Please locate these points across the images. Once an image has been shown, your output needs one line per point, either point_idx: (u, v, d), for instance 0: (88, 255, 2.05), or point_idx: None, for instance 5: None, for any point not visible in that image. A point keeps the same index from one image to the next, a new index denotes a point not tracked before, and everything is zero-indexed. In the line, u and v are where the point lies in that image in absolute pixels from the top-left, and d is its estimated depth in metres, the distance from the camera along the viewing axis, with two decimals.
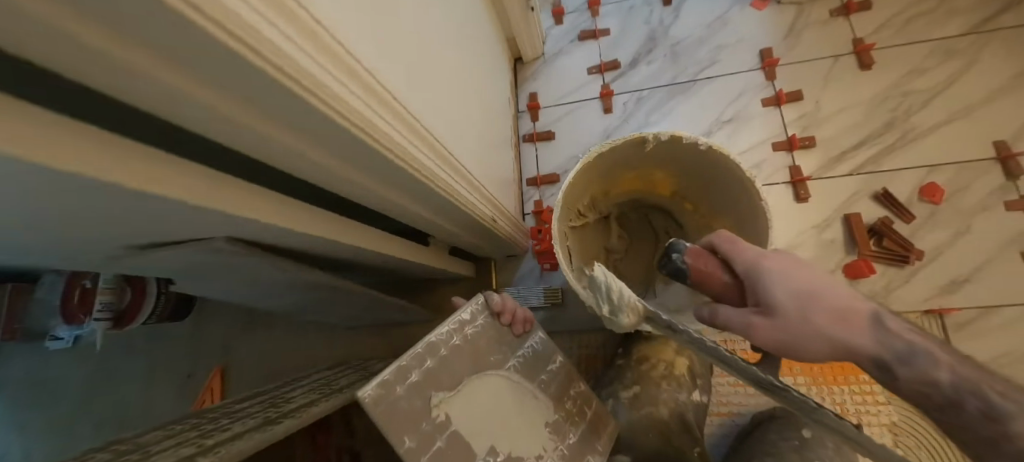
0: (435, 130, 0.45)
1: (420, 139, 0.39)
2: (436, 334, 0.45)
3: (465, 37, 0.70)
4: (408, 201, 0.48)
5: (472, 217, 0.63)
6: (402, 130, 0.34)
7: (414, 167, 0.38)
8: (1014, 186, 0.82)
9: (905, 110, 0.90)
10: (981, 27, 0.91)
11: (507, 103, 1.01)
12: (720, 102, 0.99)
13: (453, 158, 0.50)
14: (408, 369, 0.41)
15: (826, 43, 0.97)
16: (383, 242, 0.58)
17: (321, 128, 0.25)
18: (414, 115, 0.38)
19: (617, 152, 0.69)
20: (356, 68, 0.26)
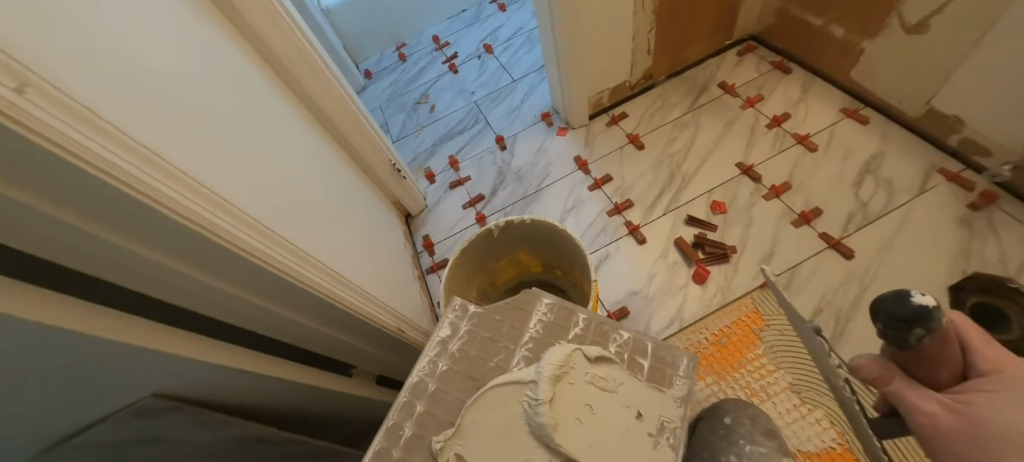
0: (317, 260, 0.67)
1: (297, 259, 0.61)
2: (418, 372, 0.48)
3: (343, 204, 0.95)
4: (288, 310, 0.62)
5: (370, 324, 0.79)
6: (276, 250, 0.56)
7: (295, 276, 0.59)
8: (761, 185, 1.16)
9: (676, 163, 1.27)
10: (693, 106, 1.38)
11: (404, 245, 1.28)
12: (561, 198, 1.31)
13: (336, 278, 0.71)
14: (397, 427, 0.45)
15: (611, 141, 1.38)
16: (303, 373, 0.70)
17: (216, 258, 0.47)
18: (291, 245, 0.61)
19: (474, 246, 0.91)
20: (238, 214, 0.51)
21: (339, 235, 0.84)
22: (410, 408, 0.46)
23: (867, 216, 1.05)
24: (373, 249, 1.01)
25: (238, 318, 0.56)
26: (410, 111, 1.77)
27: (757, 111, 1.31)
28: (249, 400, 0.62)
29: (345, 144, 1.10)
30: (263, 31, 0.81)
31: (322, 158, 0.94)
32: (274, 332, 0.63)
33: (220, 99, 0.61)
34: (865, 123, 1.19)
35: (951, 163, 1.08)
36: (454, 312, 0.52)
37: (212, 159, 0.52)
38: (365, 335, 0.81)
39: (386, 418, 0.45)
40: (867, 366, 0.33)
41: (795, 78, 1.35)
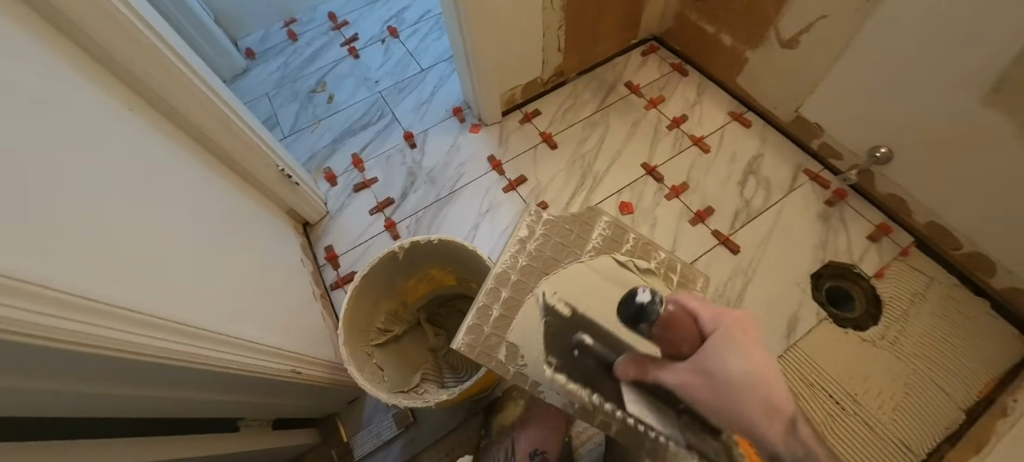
0: (193, 321, 0.54)
1: (169, 332, 0.48)
2: (503, 262, 0.60)
3: (224, 227, 0.80)
4: (156, 390, 0.50)
5: (264, 377, 0.68)
6: (141, 328, 0.44)
7: (166, 353, 0.47)
8: (663, 185, 1.22)
9: (587, 163, 1.28)
10: (602, 105, 1.40)
11: (302, 260, 1.12)
12: (476, 201, 1.25)
13: (220, 336, 0.58)
14: (487, 307, 0.58)
15: (525, 140, 1.34)
16: (161, 445, 0.56)
17: (53, 361, 0.34)
18: (159, 315, 0.48)
19: (378, 269, 0.81)
20: (91, 304, 0.38)
21: (218, 271, 0.70)
22: (497, 293, 0.58)
23: (750, 213, 1.16)
24: (264, 275, 0.87)
25: (73, 409, 0.42)
26: (305, 100, 1.54)
27: (659, 111, 1.37)
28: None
29: (218, 151, 0.90)
30: (91, 27, 0.59)
31: (190, 176, 0.76)
32: (121, 412, 0.49)
33: (54, 130, 0.44)
34: (748, 126, 1.32)
35: (813, 164, 1.23)
36: (531, 214, 0.63)
37: (63, 226, 0.40)
38: (253, 388, 0.69)
39: (476, 301, 0.58)
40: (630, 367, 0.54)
41: (691, 80, 1.44)
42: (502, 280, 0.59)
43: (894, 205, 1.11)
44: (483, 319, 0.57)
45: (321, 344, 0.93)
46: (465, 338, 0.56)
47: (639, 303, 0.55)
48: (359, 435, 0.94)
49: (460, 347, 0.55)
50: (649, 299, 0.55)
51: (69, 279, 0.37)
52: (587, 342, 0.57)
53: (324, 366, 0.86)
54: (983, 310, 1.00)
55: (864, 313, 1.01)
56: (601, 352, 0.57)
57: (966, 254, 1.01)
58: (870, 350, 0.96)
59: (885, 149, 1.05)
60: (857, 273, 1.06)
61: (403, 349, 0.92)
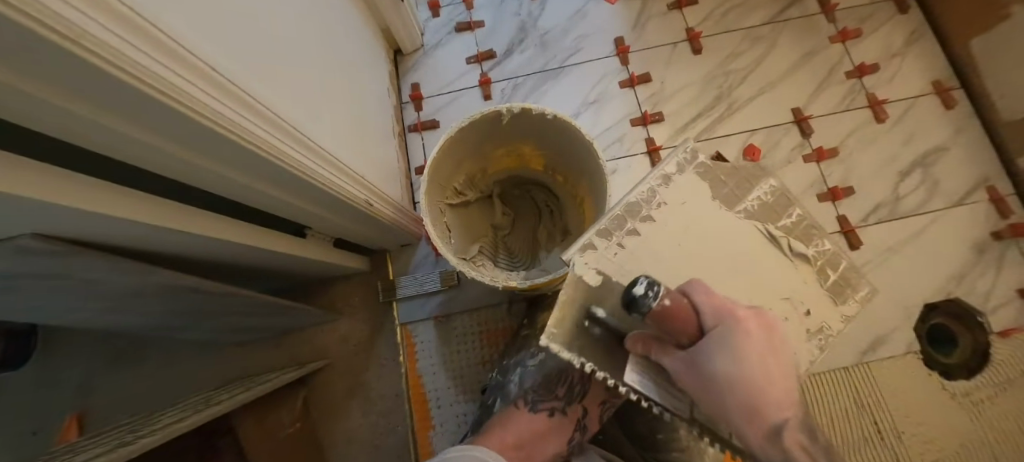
0: (285, 118, 0.49)
1: (265, 122, 0.43)
2: (638, 193, 0.52)
3: (320, 19, 0.69)
4: (242, 179, 0.47)
5: (339, 198, 0.66)
6: (241, 109, 0.38)
7: (263, 145, 0.43)
8: (807, 143, 1.01)
9: (728, 85, 1.05)
10: (778, 17, 1.09)
11: (387, 90, 1.03)
12: (585, 87, 1.07)
13: (306, 142, 0.54)
14: (609, 230, 0.51)
15: (666, 32, 1.09)
16: (238, 228, 0.56)
17: (154, 115, 0.29)
18: (257, 100, 0.42)
19: (476, 125, 0.71)
20: (195, 61, 0.31)
21: (310, 70, 0.62)
22: (622, 222, 0.51)
23: (894, 212, 0.96)
24: (349, 92, 0.79)
25: (171, 170, 0.40)
26: None
27: (846, 49, 1.06)
28: (165, 248, 0.48)
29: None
30: None
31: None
32: (210, 187, 0.47)
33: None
34: (950, 107, 1.02)
35: (1004, 182, 0.98)
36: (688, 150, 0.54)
37: None
38: (326, 205, 0.68)
39: (600, 221, 0.51)
40: (637, 344, 0.46)
41: (909, 21, 1.08)
42: (626, 210, 0.52)
43: None
44: (599, 244, 0.50)
45: (391, 182, 0.90)
46: (578, 255, 0.49)
47: (630, 295, 0.39)
48: (405, 278, 0.98)
49: (569, 262, 0.49)
50: (645, 293, 0.38)
51: (172, 20, 0.29)
52: (602, 315, 0.48)
53: (391, 204, 0.85)
54: None
55: (961, 363, 0.90)
56: (612, 323, 0.48)
57: None
58: (945, 399, 0.87)
59: None
60: (978, 321, 0.91)
61: (470, 216, 0.88)
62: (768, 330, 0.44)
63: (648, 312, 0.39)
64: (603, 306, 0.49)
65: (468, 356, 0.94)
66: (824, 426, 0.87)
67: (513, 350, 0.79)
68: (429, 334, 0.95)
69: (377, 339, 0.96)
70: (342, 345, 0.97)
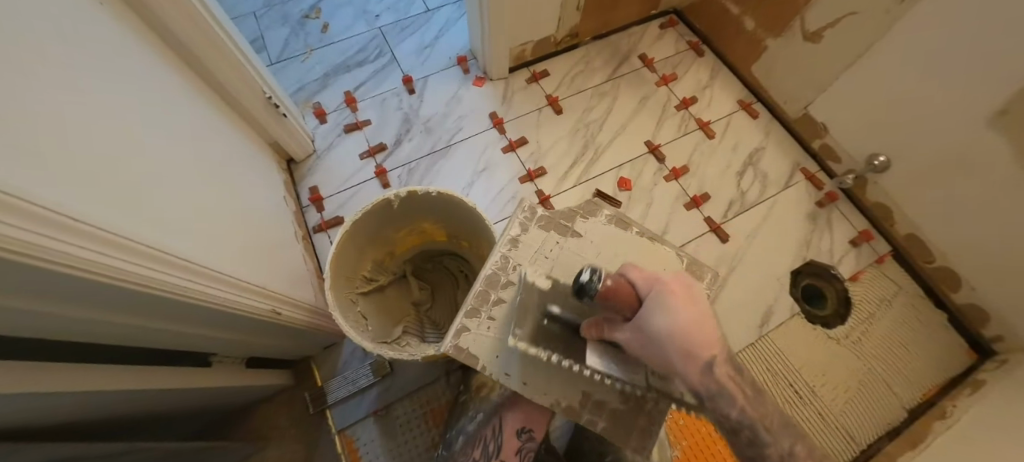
0: (174, 249, 0.51)
1: (148, 257, 0.45)
2: (492, 265, 0.60)
3: (201, 149, 0.73)
4: (124, 318, 0.47)
5: (243, 314, 0.65)
6: (121, 250, 0.40)
7: (146, 280, 0.44)
8: (664, 166, 1.21)
9: (591, 133, 1.24)
10: (613, 75, 1.34)
11: (284, 199, 1.06)
12: (472, 158, 1.20)
13: (198, 267, 0.55)
14: (475, 308, 0.58)
15: (530, 101, 1.28)
16: (128, 374, 0.53)
17: (22, 278, 0.30)
18: (140, 240, 0.44)
19: (370, 214, 0.76)
20: (62, 219, 0.33)
21: (196, 198, 0.64)
22: (485, 295, 0.58)
23: (744, 204, 1.17)
24: (245, 209, 0.81)
25: (36, 329, 0.39)
26: (296, 26, 1.41)
27: (669, 90, 1.33)
28: (42, 417, 0.45)
29: (202, 71, 0.82)
30: None
31: (168, 90, 0.68)
32: (87, 336, 0.46)
33: (15, 12, 0.37)
34: (755, 117, 1.30)
35: (810, 164, 1.24)
36: (524, 212, 0.63)
37: (24, 124, 0.33)
38: (229, 325, 0.67)
39: (465, 302, 0.58)
40: (590, 329, 0.53)
41: (706, 61, 1.39)
42: (486, 286, 0.59)
43: (879, 213, 1.15)
44: (471, 324, 0.57)
45: (301, 286, 0.90)
46: (453, 340, 0.56)
47: (577, 283, 0.46)
48: (334, 381, 0.94)
49: (447, 349, 0.55)
50: (590, 279, 0.45)
51: (38, 189, 0.32)
52: (555, 311, 0.58)
53: (304, 308, 0.84)
54: (940, 321, 1.08)
55: (833, 312, 1.07)
56: (567, 317, 0.57)
57: (936, 267, 1.07)
58: (832, 346, 1.03)
59: (883, 157, 1.07)
60: (833, 274, 1.11)
61: (387, 300, 0.90)
62: (690, 292, 0.47)
63: (593, 295, 0.45)
64: (554, 304, 0.58)
65: (416, 443, 0.90)
66: None
67: (455, 420, 0.79)
68: (371, 433, 0.90)
69: (316, 457, 0.89)
70: None
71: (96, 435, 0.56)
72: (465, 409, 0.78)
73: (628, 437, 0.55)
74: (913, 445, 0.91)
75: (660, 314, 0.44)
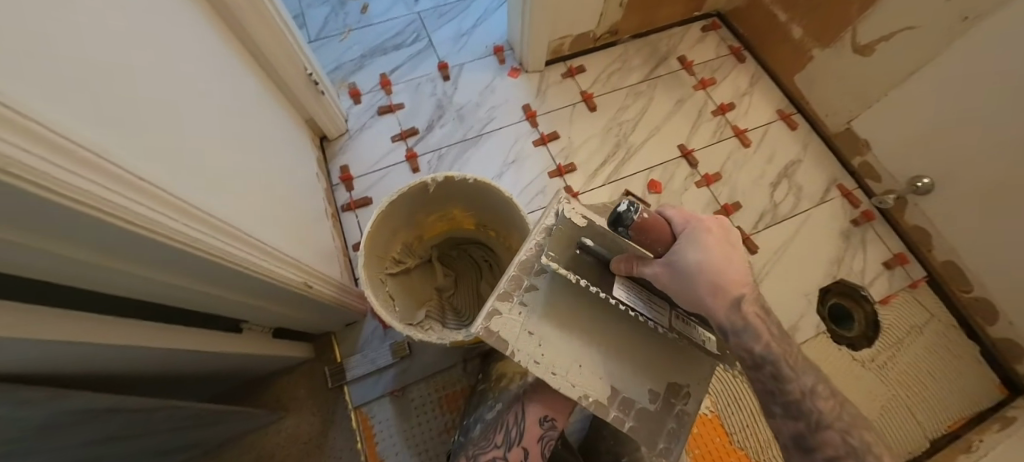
0: (212, 212, 0.51)
1: (189, 216, 0.45)
2: (526, 251, 0.59)
3: (244, 119, 0.74)
4: (166, 277, 0.48)
5: (276, 284, 0.67)
6: (161, 206, 0.41)
7: (184, 239, 0.44)
8: (696, 172, 1.19)
9: (623, 133, 1.23)
10: (651, 75, 1.32)
11: (316, 176, 1.07)
12: (503, 149, 1.19)
13: (236, 232, 0.56)
14: (508, 293, 0.57)
15: (565, 96, 1.27)
16: (157, 332, 0.54)
17: (65, 221, 0.30)
18: (180, 199, 0.44)
19: (406, 197, 0.77)
20: (104, 165, 0.33)
21: (236, 165, 0.65)
22: (518, 281, 0.57)
23: (775, 217, 1.14)
24: (281, 181, 0.82)
25: (76, 278, 0.40)
26: (336, 5, 1.42)
27: (707, 94, 1.30)
28: (79, 365, 0.46)
29: (246, 41, 0.83)
30: None
31: (213, 56, 0.68)
32: (126, 292, 0.47)
33: None
34: (794, 128, 1.27)
35: (848, 180, 1.21)
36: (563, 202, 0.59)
37: (72, 73, 0.34)
38: (262, 295, 0.68)
39: (498, 286, 0.57)
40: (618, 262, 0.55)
41: (747, 68, 1.36)
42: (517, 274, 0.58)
43: (917, 237, 1.11)
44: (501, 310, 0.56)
45: (330, 263, 0.91)
46: (485, 323, 0.55)
47: (614, 212, 0.45)
48: (353, 358, 0.95)
49: (479, 331, 0.54)
50: (628, 209, 0.45)
51: (82, 135, 0.32)
52: (588, 243, 0.57)
53: (332, 284, 0.85)
54: (971, 353, 1.04)
55: (860, 334, 1.05)
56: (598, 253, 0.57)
57: (973, 297, 1.04)
58: (856, 368, 1.00)
59: (927, 180, 1.04)
60: (863, 295, 1.08)
61: (412, 282, 0.91)
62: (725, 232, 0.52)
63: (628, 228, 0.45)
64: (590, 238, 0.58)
65: (429, 426, 0.91)
66: None
67: (473, 407, 0.79)
68: (386, 412, 0.92)
69: (330, 430, 0.90)
70: (290, 445, 0.89)
71: (128, 387, 0.58)
72: (483, 398, 0.79)
73: (657, 437, 0.56)
74: None
75: (692, 247, 0.49)
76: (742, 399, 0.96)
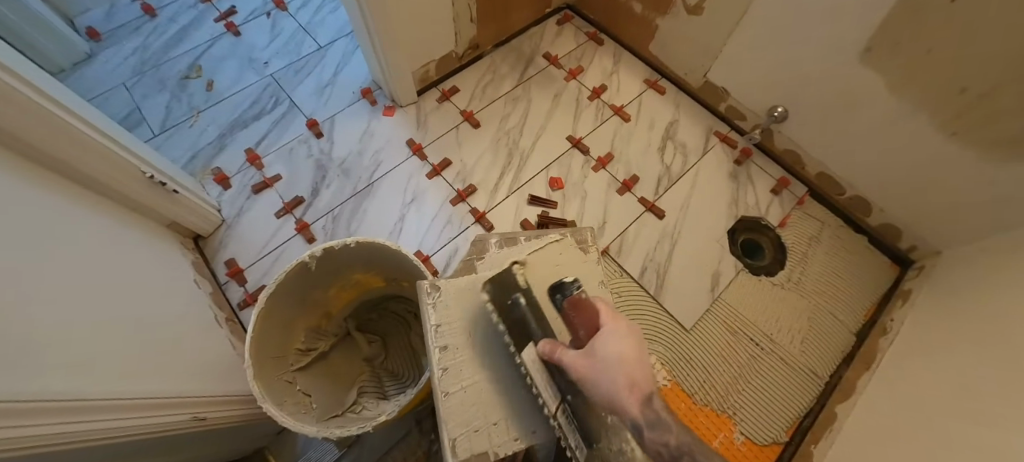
0: (69, 392, 0.41)
1: (46, 412, 0.36)
2: (439, 360, 0.51)
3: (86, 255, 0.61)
4: None
5: (159, 435, 0.55)
6: (20, 412, 0.33)
7: (44, 439, 0.36)
8: (589, 157, 1.22)
9: (512, 141, 1.23)
10: (523, 79, 1.34)
11: (197, 282, 0.95)
12: (399, 191, 1.15)
13: (102, 401, 0.45)
14: (452, 411, 0.48)
15: (446, 120, 1.25)
16: None
17: None
18: (22, 392, 0.35)
19: (288, 284, 0.69)
20: None
21: (88, 312, 0.54)
22: (453, 395, 0.49)
23: (671, 178, 1.21)
24: (149, 306, 0.70)
25: None
26: (175, 90, 1.29)
27: (579, 82, 1.35)
28: None
29: (65, 168, 0.70)
30: None
31: (34, 197, 0.57)
32: None
33: None
34: (663, 93, 1.35)
35: (721, 126, 1.31)
36: (427, 294, 0.54)
37: None
38: (147, 451, 0.56)
39: (439, 411, 0.48)
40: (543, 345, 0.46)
41: (607, 49, 1.43)
42: (448, 389, 0.50)
43: (790, 159, 1.23)
44: (458, 434, 0.48)
45: (230, 376, 0.79)
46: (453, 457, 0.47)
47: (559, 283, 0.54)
48: None
49: None
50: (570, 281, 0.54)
51: None
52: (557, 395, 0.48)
53: (238, 401, 0.74)
54: (863, 245, 1.17)
55: (772, 260, 1.13)
56: (527, 313, 0.50)
57: (848, 198, 1.17)
58: (778, 292, 1.08)
59: (781, 108, 1.15)
60: (765, 224, 1.17)
61: (334, 365, 0.83)
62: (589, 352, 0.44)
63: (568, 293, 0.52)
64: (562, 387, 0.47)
65: None
66: (721, 367, 0.99)
67: None
68: None
69: None
70: None
71: None
72: None
73: None
74: (868, 367, 0.98)
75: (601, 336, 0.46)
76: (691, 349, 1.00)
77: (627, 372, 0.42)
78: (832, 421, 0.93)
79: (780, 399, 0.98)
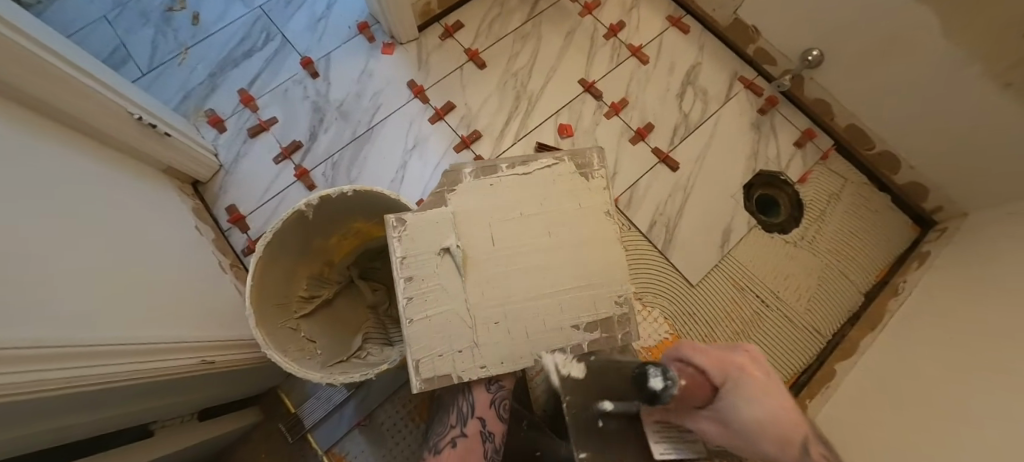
0: (72, 338, 0.41)
1: (48, 359, 0.36)
2: (405, 292, 0.51)
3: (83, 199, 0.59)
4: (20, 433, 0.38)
5: (166, 378, 0.56)
6: (24, 357, 0.32)
7: (47, 384, 0.35)
8: (602, 103, 1.15)
9: (520, 84, 1.15)
10: (533, 13, 1.22)
11: (198, 229, 0.94)
12: (400, 137, 1.09)
13: (106, 347, 0.45)
14: (416, 339, 0.50)
15: (449, 59, 1.16)
16: None
17: None
18: (25, 338, 0.34)
19: (286, 233, 0.67)
20: None
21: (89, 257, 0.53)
22: (417, 325, 0.50)
23: (689, 127, 1.13)
24: (150, 251, 0.68)
25: None
26: (159, 24, 1.20)
27: (594, 18, 1.23)
28: None
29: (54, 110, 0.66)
30: None
31: (21, 135, 0.53)
32: None
33: None
34: (687, 31, 1.23)
35: (748, 70, 1.20)
36: (393, 231, 0.52)
37: None
38: (154, 391, 0.57)
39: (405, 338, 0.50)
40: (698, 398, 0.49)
41: None
42: (413, 317, 0.50)
43: (820, 108, 1.14)
44: (424, 357, 0.49)
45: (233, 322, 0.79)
46: (420, 378, 0.48)
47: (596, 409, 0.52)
48: (307, 404, 0.89)
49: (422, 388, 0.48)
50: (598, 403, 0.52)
51: None
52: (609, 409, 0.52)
53: (244, 346, 0.75)
54: (886, 203, 1.12)
55: (788, 217, 1.09)
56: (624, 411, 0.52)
57: (877, 153, 1.10)
58: (790, 251, 1.05)
59: (817, 51, 1.05)
60: (784, 179, 1.11)
61: (339, 312, 0.84)
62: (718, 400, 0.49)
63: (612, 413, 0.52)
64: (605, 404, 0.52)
65: (407, 442, 0.88)
66: (723, 323, 0.99)
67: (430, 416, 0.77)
68: (359, 444, 0.87)
69: None
70: None
71: None
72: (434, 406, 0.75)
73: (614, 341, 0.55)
74: (872, 328, 0.98)
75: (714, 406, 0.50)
76: (687, 304, 1.00)
77: (773, 429, 0.47)
78: (829, 379, 0.95)
79: (776, 357, 0.99)
